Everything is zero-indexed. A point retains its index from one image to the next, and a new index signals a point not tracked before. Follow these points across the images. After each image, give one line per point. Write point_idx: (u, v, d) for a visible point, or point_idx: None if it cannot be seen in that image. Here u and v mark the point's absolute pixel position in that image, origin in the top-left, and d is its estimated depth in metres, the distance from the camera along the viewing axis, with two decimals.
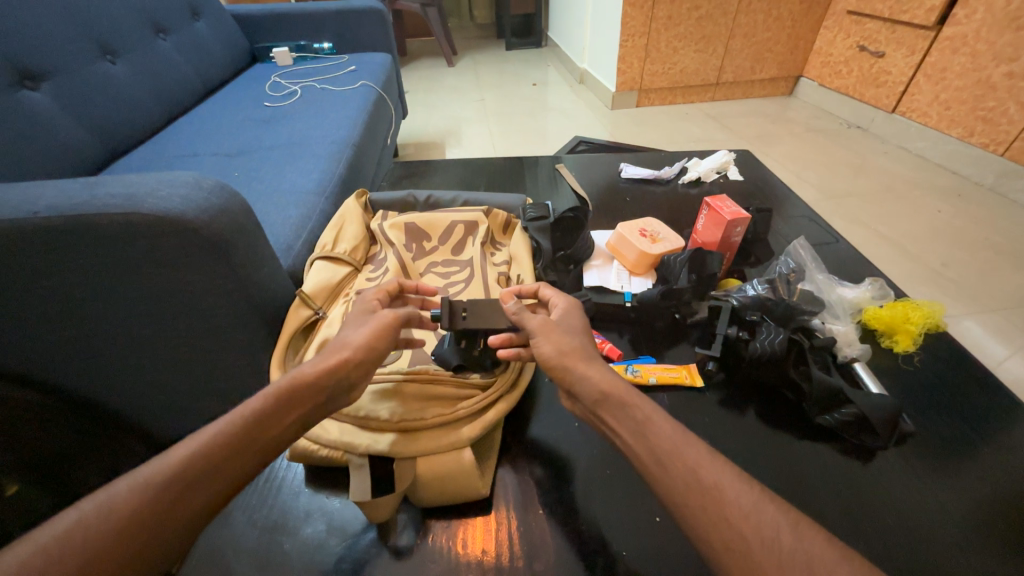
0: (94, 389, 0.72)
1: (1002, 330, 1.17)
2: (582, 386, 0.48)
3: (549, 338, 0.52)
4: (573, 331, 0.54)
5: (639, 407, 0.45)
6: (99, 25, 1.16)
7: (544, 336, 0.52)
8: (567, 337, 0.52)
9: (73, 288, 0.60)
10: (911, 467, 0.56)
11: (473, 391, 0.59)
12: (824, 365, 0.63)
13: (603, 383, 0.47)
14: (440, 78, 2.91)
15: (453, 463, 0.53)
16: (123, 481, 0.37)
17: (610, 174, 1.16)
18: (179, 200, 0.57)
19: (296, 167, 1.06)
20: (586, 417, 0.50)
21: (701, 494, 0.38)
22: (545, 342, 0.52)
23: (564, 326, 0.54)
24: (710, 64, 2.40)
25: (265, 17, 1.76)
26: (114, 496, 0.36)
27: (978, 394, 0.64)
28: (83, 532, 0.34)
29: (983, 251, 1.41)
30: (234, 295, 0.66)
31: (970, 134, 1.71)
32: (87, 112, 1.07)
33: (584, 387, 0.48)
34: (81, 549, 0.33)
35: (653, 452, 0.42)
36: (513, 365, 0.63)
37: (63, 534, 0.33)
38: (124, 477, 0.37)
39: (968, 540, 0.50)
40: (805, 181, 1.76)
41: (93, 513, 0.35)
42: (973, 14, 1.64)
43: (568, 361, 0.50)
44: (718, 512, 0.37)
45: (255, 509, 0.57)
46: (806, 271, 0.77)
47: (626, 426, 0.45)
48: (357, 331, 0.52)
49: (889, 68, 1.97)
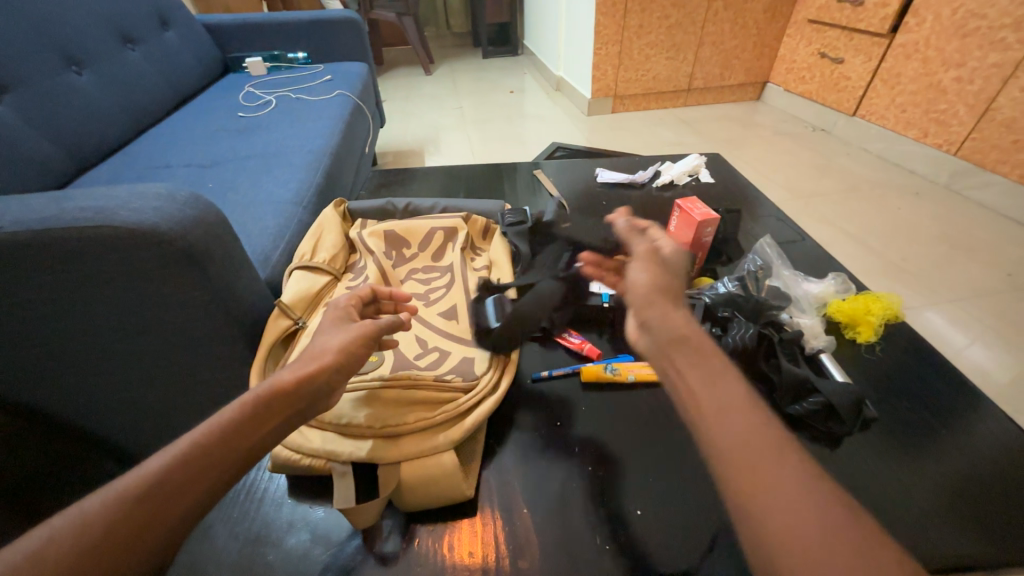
0: (61, 409, 0.70)
1: (960, 319, 1.24)
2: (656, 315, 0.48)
3: (649, 271, 0.55)
4: (672, 273, 0.56)
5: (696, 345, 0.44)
6: (63, 37, 1.14)
7: (646, 266, 0.56)
8: (664, 273, 0.55)
9: (40, 304, 0.59)
10: (874, 451, 0.59)
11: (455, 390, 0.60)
12: (792, 357, 0.66)
13: (684, 325, 0.47)
14: (417, 86, 2.92)
15: (437, 465, 0.54)
16: (96, 497, 0.36)
17: (587, 179, 1.19)
18: (152, 212, 0.57)
19: (273, 177, 1.05)
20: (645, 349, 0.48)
21: None
22: (644, 272, 0.55)
23: (665, 266, 0.57)
24: (681, 71, 2.47)
25: (237, 27, 1.74)
26: (89, 511, 0.35)
27: (933, 377, 0.68)
28: (54, 547, 0.33)
29: (940, 245, 1.49)
30: (213, 307, 0.65)
31: (925, 135, 1.81)
32: (52, 124, 1.04)
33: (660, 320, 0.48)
34: (56, 563, 0.32)
35: None
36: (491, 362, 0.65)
37: (36, 550, 0.32)
38: (98, 493, 0.36)
39: (929, 517, 0.53)
40: (774, 183, 1.83)
41: (66, 529, 0.34)
42: (923, 22, 1.75)
43: (663, 294, 0.51)
44: None
45: (237, 521, 0.56)
46: (773, 268, 0.80)
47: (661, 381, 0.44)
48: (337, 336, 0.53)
49: (849, 73, 2.07)
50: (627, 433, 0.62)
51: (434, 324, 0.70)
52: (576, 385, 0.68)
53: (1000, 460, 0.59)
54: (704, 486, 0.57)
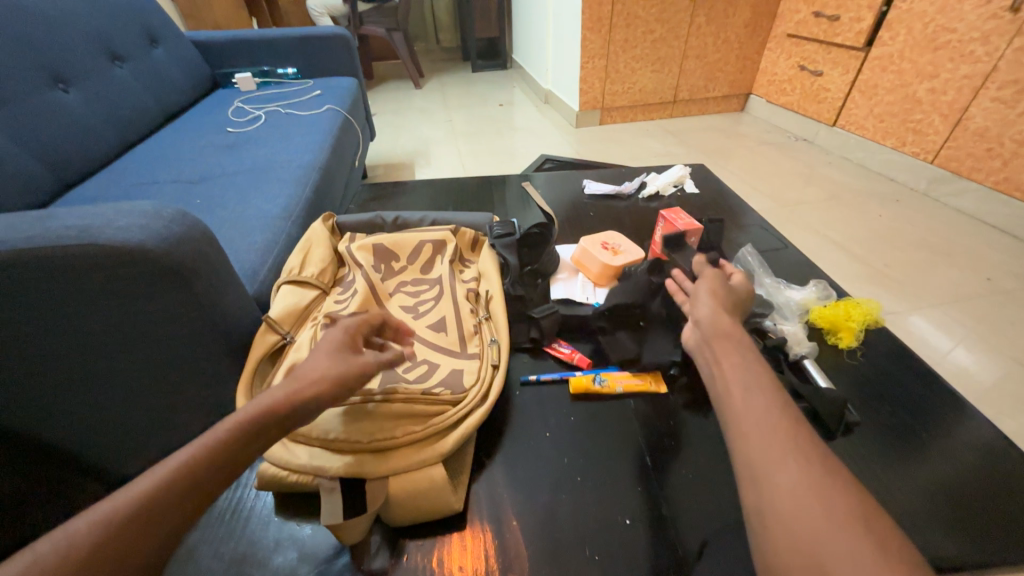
0: (40, 431, 0.68)
1: (942, 323, 1.27)
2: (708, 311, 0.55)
3: (708, 280, 0.62)
4: (734, 288, 0.62)
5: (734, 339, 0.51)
6: (50, 55, 1.14)
7: (708, 278, 0.62)
8: (723, 284, 0.61)
9: (20, 325, 0.58)
10: (857, 455, 0.60)
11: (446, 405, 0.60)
12: (777, 364, 0.67)
13: (729, 324, 0.53)
14: (407, 100, 2.94)
15: (425, 478, 0.54)
16: (82, 518, 0.36)
17: (575, 191, 1.20)
18: (138, 229, 0.57)
19: (263, 192, 1.06)
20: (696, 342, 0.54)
21: None
22: (705, 281, 0.62)
23: (732, 284, 0.63)
24: (667, 84, 2.53)
25: (227, 44, 1.76)
26: (75, 535, 0.34)
27: (913, 381, 0.70)
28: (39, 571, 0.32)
29: (921, 251, 1.53)
30: (198, 322, 0.65)
31: (903, 144, 1.86)
32: (36, 142, 1.04)
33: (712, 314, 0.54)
34: None
35: None
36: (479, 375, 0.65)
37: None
38: (83, 515, 0.36)
39: (913, 520, 0.54)
40: (759, 192, 1.87)
41: (53, 552, 0.33)
42: (897, 36, 1.81)
43: (720, 298, 0.58)
44: None
45: (222, 541, 0.55)
46: (755, 276, 0.82)
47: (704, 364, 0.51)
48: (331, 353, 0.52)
49: (828, 85, 2.14)
50: (617, 443, 0.63)
51: (424, 336, 0.70)
52: (566, 396, 0.69)
53: (980, 463, 0.60)
54: (693, 494, 0.57)
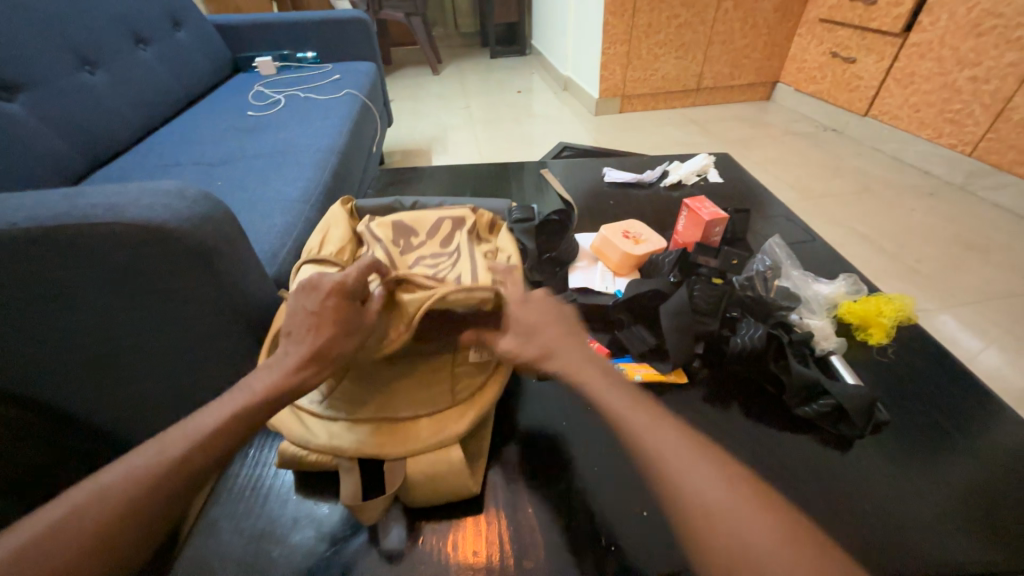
0: (69, 404, 0.71)
1: (973, 322, 1.22)
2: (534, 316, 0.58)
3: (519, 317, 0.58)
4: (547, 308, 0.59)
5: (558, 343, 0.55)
6: (77, 37, 1.16)
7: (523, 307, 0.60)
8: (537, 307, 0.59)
9: (49, 300, 0.60)
10: (885, 453, 0.58)
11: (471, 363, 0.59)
12: (802, 358, 0.64)
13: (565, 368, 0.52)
14: (424, 86, 2.92)
15: (442, 459, 0.53)
16: (116, 473, 0.41)
17: (595, 178, 1.18)
18: (162, 208, 0.58)
19: (282, 175, 1.06)
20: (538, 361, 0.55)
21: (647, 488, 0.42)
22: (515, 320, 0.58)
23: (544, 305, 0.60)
24: (690, 71, 2.45)
25: (248, 28, 1.76)
26: (107, 488, 0.40)
27: (947, 381, 0.66)
28: (76, 525, 0.38)
29: (954, 247, 1.47)
30: (217, 301, 0.66)
31: (939, 136, 1.78)
32: (65, 123, 1.06)
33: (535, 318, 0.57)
34: (84, 529, 0.38)
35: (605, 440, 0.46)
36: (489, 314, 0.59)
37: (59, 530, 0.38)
38: (116, 469, 0.41)
39: (942, 522, 0.52)
40: (784, 184, 1.81)
41: (89, 502, 0.39)
42: (937, 21, 1.72)
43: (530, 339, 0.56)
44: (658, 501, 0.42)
45: (242, 517, 0.56)
46: (782, 268, 0.79)
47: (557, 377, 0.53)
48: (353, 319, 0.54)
49: (861, 72, 2.04)
50: None
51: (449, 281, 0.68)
52: None
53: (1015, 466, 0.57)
54: None
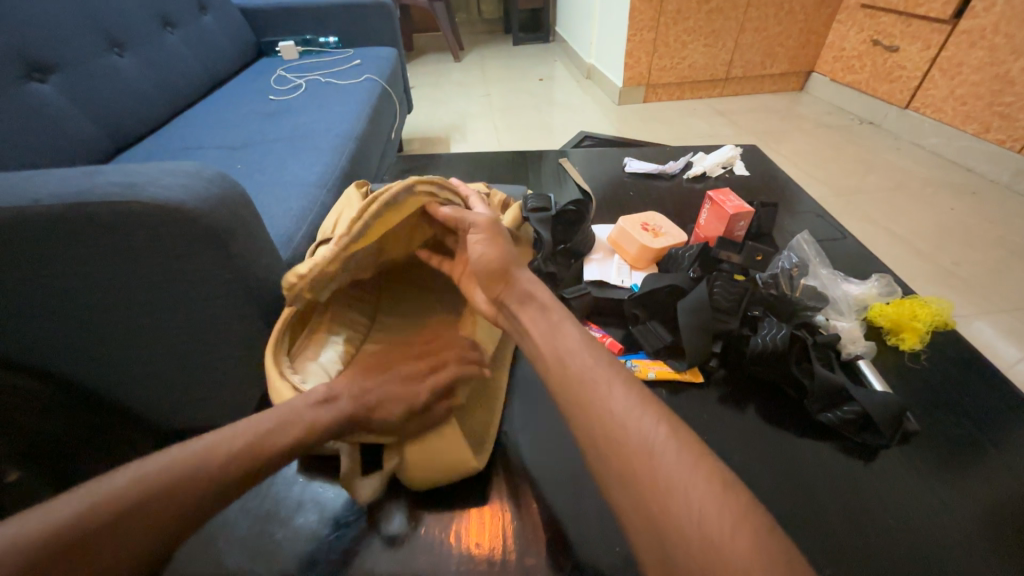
0: (91, 380, 0.73)
1: (1013, 330, 1.15)
2: (498, 248, 0.57)
3: (489, 241, 0.58)
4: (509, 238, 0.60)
5: (523, 283, 0.55)
6: (107, 19, 1.18)
7: (486, 234, 0.58)
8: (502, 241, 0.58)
9: (71, 277, 0.61)
10: (914, 466, 0.55)
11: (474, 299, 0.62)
12: (827, 361, 0.60)
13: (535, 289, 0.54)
14: (445, 73, 2.90)
15: (438, 437, 0.53)
16: (131, 479, 0.39)
17: (615, 169, 1.15)
18: (179, 188, 0.58)
19: (300, 159, 1.06)
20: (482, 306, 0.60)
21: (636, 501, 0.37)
22: (487, 245, 0.57)
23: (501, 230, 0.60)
24: (719, 59, 2.36)
25: (272, 12, 1.77)
26: (122, 493, 0.38)
27: (985, 392, 0.62)
28: (86, 526, 0.36)
29: (997, 250, 1.38)
30: (233, 284, 0.66)
31: (987, 131, 1.67)
32: (93, 104, 1.09)
33: (489, 251, 0.56)
34: (95, 533, 0.36)
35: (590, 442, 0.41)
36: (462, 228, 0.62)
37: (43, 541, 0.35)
38: (132, 475, 0.40)
39: (973, 543, 0.49)
40: (814, 179, 1.74)
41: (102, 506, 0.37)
42: (992, 7, 1.61)
43: (511, 268, 0.56)
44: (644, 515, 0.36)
45: (247, 498, 0.57)
46: (810, 266, 0.75)
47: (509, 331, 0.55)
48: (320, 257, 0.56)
49: (904, 62, 1.93)
50: None
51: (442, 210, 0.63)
52: None
53: None
54: None
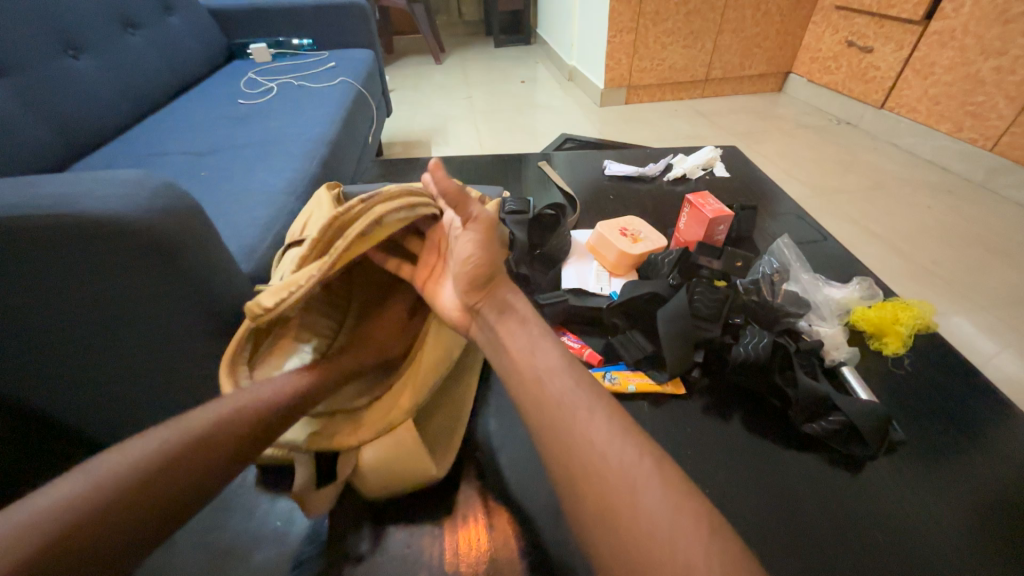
0: (37, 406, 0.68)
1: (992, 328, 1.16)
2: (483, 252, 0.51)
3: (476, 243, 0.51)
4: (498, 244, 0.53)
5: (502, 291, 0.51)
6: (62, 20, 1.12)
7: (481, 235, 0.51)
8: (491, 247, 0.52)
9: (9, 297, 0.56)
10: (902, 477, 0.53)
11: (441, 300, 0.57)
12: (810, 369, 0.59)
13: (519, 309, 0.50)
14: (426, 76, 2.86)
15: (392, 442, 0.50)
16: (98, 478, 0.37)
17: (595, 172, 1.13)
18: (117, 201, 0.55)
19: (268, 165, 1.02)
20: (450, 312, 0.55)
21: (615, 538, 0.34)
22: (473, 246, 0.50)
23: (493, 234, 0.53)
24: (699, 61, 2.37)
25: (243, 14, 1.71)
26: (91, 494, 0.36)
27: (969, 396, 0.61)
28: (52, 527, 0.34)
29: (972, 247, 1.40)
30: (190, 292, 0.64)
31: (960, 130, 1.70)
32: (47, 110, 1.03)
33: (476, 257, 0.50)
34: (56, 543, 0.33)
35: (567, 474, 0.38)
36: (450, 231, 0.57)
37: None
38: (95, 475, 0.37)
39: (966, 558, 0.47)
40: (794, 178, 1.75)
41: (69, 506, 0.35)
42: (960, 7, 1.64)
43: (498, 286, 0.52)
44: (627, 555, 0.33)
45: (204, 533, 0.53)
46: (792, 271, 0.73)
47: (483, 341, 0.51)
48: (305, 277, 0.49)
49: (878, 62, 1.96)
50: None
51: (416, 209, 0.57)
52: None
53: None
54: None
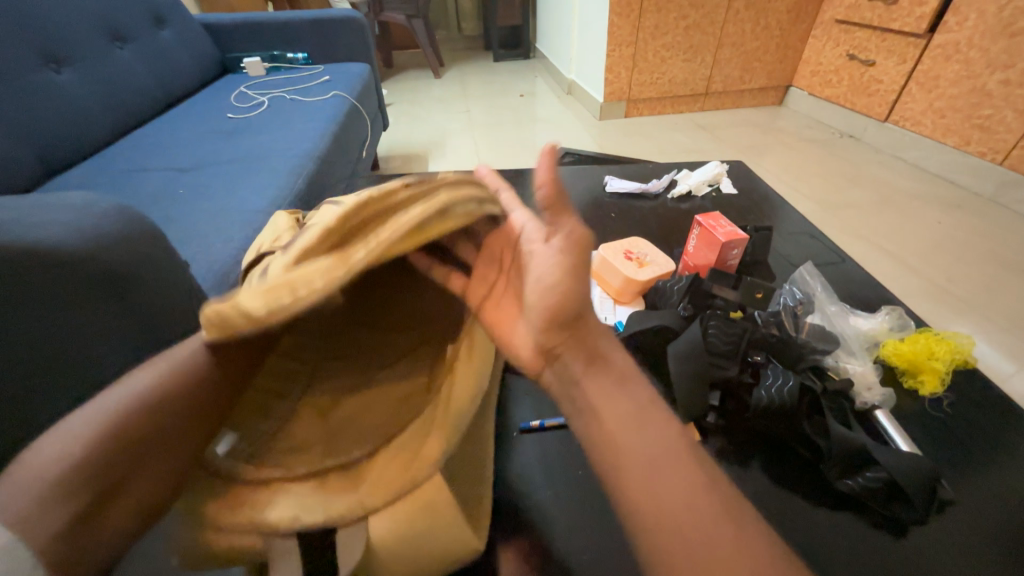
0: None
1: (1015, 350, 1.09)
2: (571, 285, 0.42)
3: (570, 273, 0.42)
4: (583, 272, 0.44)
5: (593, 338, 0.42)
6: (43, 33, 1.08)
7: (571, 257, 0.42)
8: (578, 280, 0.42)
9: None
10: (951, 543, 0.46)
11: (512, 340, 0.47)
12: (841, 414, 0.52)
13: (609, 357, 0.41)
14: (424, 90, 2.84)
15: (433, 523, 0.39)
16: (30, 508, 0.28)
17: (595, 188, 1.07)
18: (60, 227, 0.54)
19: (251, 182, 0.97)
20: (526, 354, 0.46)
21: None
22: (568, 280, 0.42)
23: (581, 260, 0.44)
24: (699, 74, 2.35)
25: (237, 28, 1.68)
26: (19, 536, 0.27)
27: (1014, 438, 0.55)
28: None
29: (987, 264, 1.34)
30: (143, 314, 0.63)
31: (967, 143, 1.66)
32: (21, 125, 0.97)
33: (569, 290, 0.42)
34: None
35: None
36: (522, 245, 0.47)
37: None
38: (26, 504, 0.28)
39: None
40: (799, 193, 1.70)
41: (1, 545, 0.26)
42: (965, 21, 1.61)
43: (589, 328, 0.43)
44: None
45: None
46: (815, 301, 0.68)
47: (561, 396, 0.42)
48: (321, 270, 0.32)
49: (880, 76, 1.93)
50: None
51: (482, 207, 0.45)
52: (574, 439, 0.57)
53: None
54: None
